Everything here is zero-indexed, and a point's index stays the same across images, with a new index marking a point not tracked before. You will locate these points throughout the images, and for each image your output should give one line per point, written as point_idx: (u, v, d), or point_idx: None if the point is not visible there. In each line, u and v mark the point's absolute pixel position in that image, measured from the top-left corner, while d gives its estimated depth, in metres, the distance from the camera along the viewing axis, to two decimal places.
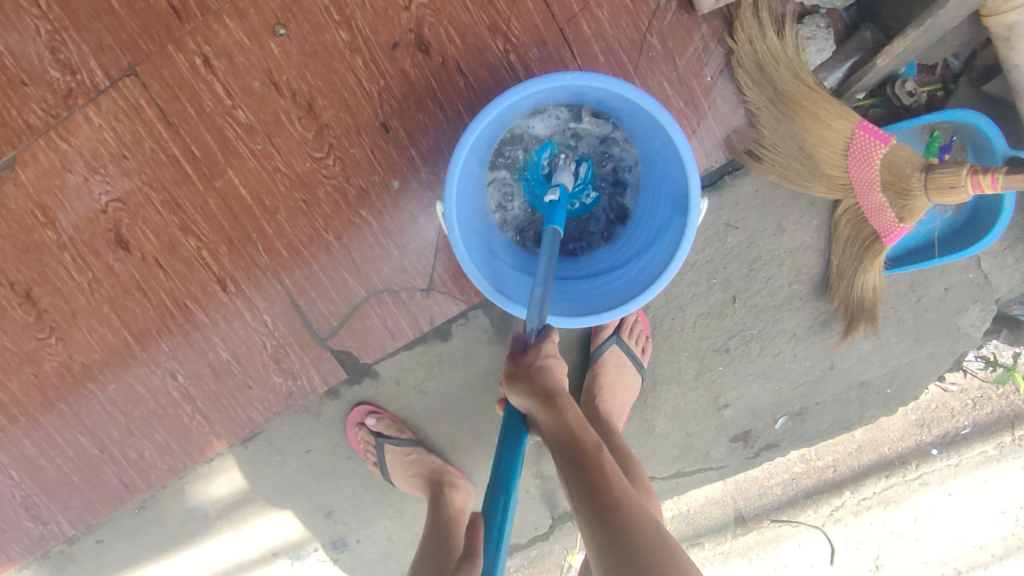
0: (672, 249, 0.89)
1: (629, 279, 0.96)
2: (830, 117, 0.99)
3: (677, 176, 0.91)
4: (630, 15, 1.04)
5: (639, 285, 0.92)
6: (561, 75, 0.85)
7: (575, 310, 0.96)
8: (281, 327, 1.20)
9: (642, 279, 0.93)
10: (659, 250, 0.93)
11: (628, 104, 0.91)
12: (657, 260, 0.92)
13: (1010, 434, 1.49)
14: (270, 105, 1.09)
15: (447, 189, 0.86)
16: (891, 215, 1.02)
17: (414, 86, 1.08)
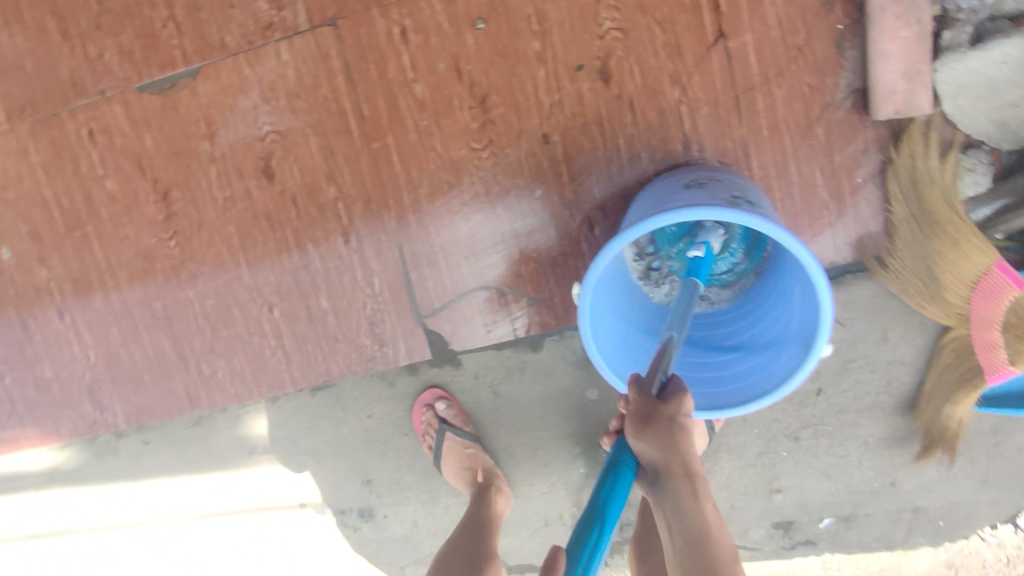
0: (777, 373, 0.94)
1: (730, 372, 1.01)
2: (968, 250, 1.02)
3: (802, 308, 0.93)
4: (805, 101, 1.09)
5: (734, 392, 0.97)
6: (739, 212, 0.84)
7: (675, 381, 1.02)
8: (386, 292, 1.24)
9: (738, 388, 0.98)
10: (763, 366, 0.97)
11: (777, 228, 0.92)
12: (757, 376, 0.96)
13: None
14: (447, 89, 1.15)
15: (587, 278, 0.90)
16: (1003, 355, 1.04)
17: (585, 108, 1.13)
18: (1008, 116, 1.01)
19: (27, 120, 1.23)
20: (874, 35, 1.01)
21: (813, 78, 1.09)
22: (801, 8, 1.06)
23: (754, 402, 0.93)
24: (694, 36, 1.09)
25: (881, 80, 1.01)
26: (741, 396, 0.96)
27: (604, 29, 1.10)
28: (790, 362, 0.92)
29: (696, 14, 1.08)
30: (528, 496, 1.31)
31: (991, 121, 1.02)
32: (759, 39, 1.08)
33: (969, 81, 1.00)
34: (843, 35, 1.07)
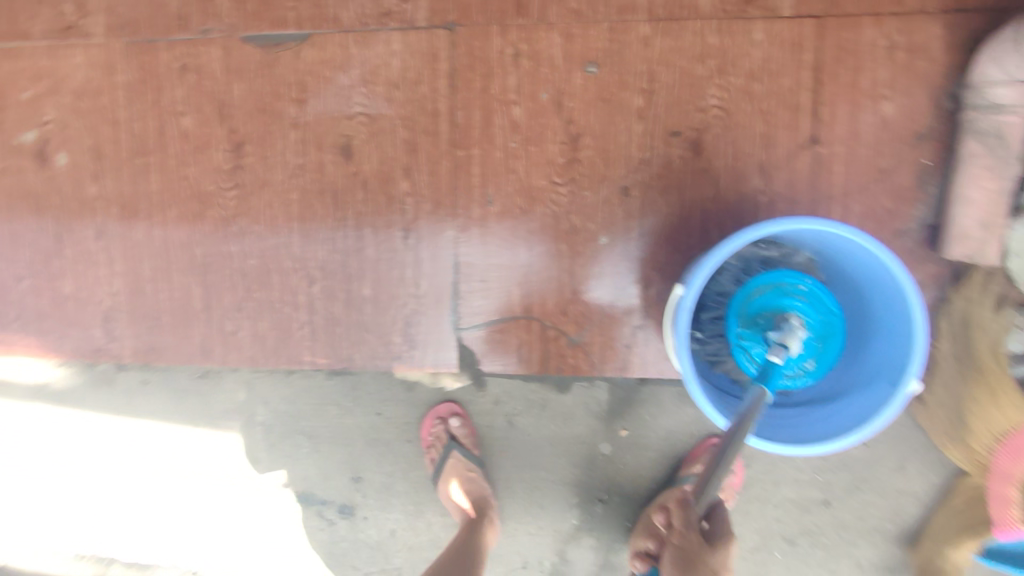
0: (862, 415, 0.92)
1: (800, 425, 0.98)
2: (1004, 402, 1.05)
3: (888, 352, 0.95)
4: (878, 222, 1.13)
5: (821, 433, 0.94)
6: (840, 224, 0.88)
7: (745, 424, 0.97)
8: (431, 298, 1.24)
9: (825, 429, 0.95)
10: (851, 408, 0.95)
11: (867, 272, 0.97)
12: (846, 417, 0.94)
13: None
14: (544, 119, 1.17)
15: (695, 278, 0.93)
16: (1014, 512, 1.07)
17: (671, 173, 1.16)
18: None
19: (124, 40, 1.23)
20: (960, 179, 1.05)
21: (891, 202, 1.12)
22: (894, 135, 1.11)
23: (850, 436, 0.90)
24: (789, 133, 1.13)
25: (957, 222, 1.06)
26: (832, 434, 0.92)
27: (707, 104, 1.13)
28: (884, 397, 0.91)
29: (796, 114, 1.12)
30: (513, 534, 1.30)
31: None
32: (849, 152, 1.12)
33: None
34: (928, 169, 1.11)
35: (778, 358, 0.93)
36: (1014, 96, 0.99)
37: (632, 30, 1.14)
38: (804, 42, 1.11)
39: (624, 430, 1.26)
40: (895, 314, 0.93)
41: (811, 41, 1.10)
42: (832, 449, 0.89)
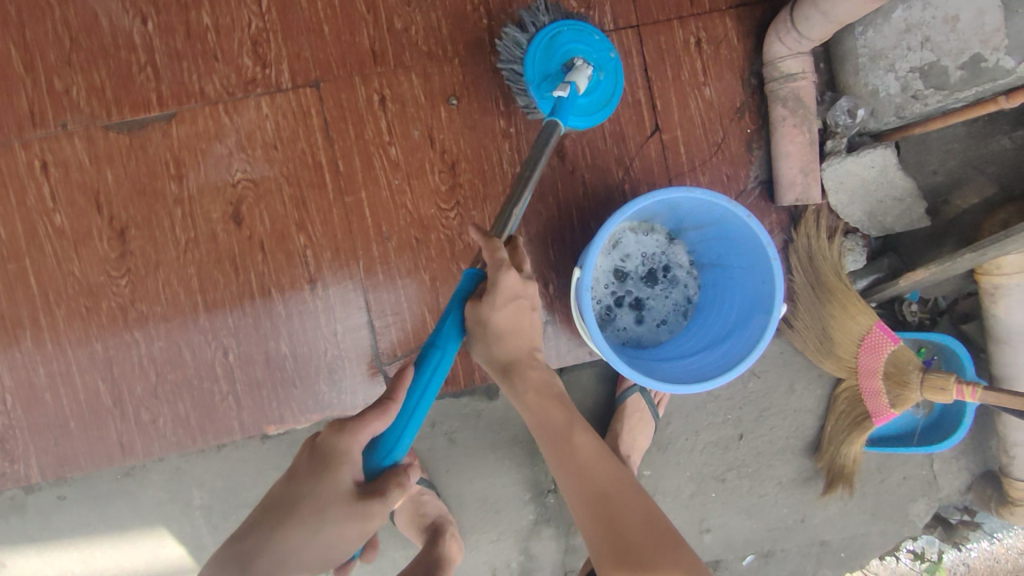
0: (749, 344, 1.08)
1: (704, 367, 1.12)
2: (854, 310, 1.25)
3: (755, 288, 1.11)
4: (724, 188, 1.31)
5: (721, 369, 1.08)
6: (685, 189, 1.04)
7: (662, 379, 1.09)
8: (349, 339, 1.28)
9: (721, 364, 1.10)
10: (736, 342, 1.11)
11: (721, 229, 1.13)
12: (737, 349, 1.09)
13: None
14: (420, 153, 1.26)
15: (587, 260, 1.05)
16: (886, 400, 1.26)
17: (544, 181, 1.29)
18: (875, 209, 1.27)
19: None
20: (777, 139, 1.26)
21: (730, 170, 1.31)
22: (719, 114, 1.30)
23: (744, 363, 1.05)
24: (635, 128, 1.29)
25: (784, 175, 1.26)
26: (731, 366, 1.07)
27: None
28: (761, 324, 1.07)
29: (637, 110, 1.29)
30: (477, 545, 1.35)
31: (863, 212, 1.28)
32: (687, 135, 1.30)
33: (847, 179, 1.25)
34: (752, 137, 1.31)
35: (563, 93, 1.07)
36: (800, 66, 1.21)
37: (483, 61, 1.26)
38: (629, 49, 1.28)
39: None
40: (751, 252, 1.09)
41: (634, 48, 1.28)
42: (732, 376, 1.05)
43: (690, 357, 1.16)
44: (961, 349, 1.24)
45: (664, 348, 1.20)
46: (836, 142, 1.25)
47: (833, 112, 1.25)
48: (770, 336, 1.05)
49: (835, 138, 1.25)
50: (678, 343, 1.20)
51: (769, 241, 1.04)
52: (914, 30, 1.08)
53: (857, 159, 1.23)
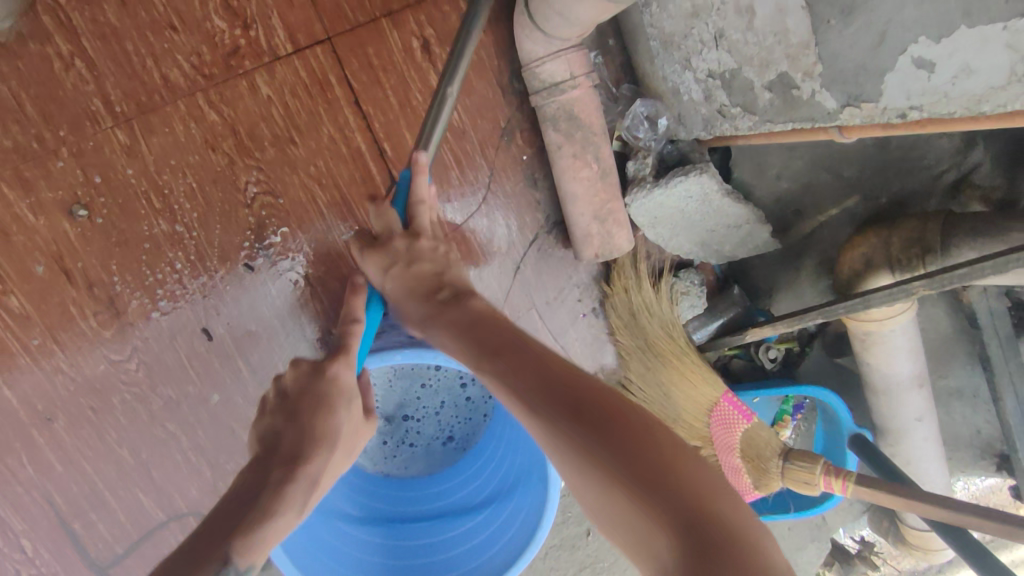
0: (529, 526, 0.77)
1: (479, 545, 0.82)
2: (695, 378, 0.96)
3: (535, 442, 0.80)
4: (507, 244, 0.95)
5: (500, 557, 0.79)
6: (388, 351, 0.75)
7: None
8: (45, 554, 0.94)
9: (496, 547, 0.80)
10: (515, 511, 0.81)
11: None
12: (517, 522, 0.80)
13: None
14: (57, 295, 0.86)
15: None
16: (747, 480, 0.97)
17: (250, 292, 0.91)
18: (707, 239, 0.94)
19: None
20: (558, 175, 0.88)
21: (511, 216, 0.94)
22: (478, 144, 0.90)
23: (522, 558, 0.76)
24: (363, 190, 0.91)
25: (575, 222, 0.89)
26: (507, 557, 0.78)
27: (248, 194, 0.88)
28: (540, 499, 0.77)
29: (358, 164, 0.90)
30: None
31: (693, 243, 0.95)
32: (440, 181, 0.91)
33: (662, 213, 0.90)
34: (530, 167, 0.93)
35: None
36: (564, 69, 0.81)
37: (109, 142, 0.84)
38: (324, 77, 0.87)
39: None
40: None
41: (332, 74, 0.87)
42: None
43: (466, 515, 0.86)
44: (836, 399, 0.96)
45: (449, 490, 0.90)
46: (639, 163, 0.89)
47: (627, 121, 0.87)
48: (550, 517, 0.75)
49: (637, 159, 0.89)
50: (466, 482, 0.90)
51: None
52: (701, 15, 0.68)
53: (666, 191, 0.86)
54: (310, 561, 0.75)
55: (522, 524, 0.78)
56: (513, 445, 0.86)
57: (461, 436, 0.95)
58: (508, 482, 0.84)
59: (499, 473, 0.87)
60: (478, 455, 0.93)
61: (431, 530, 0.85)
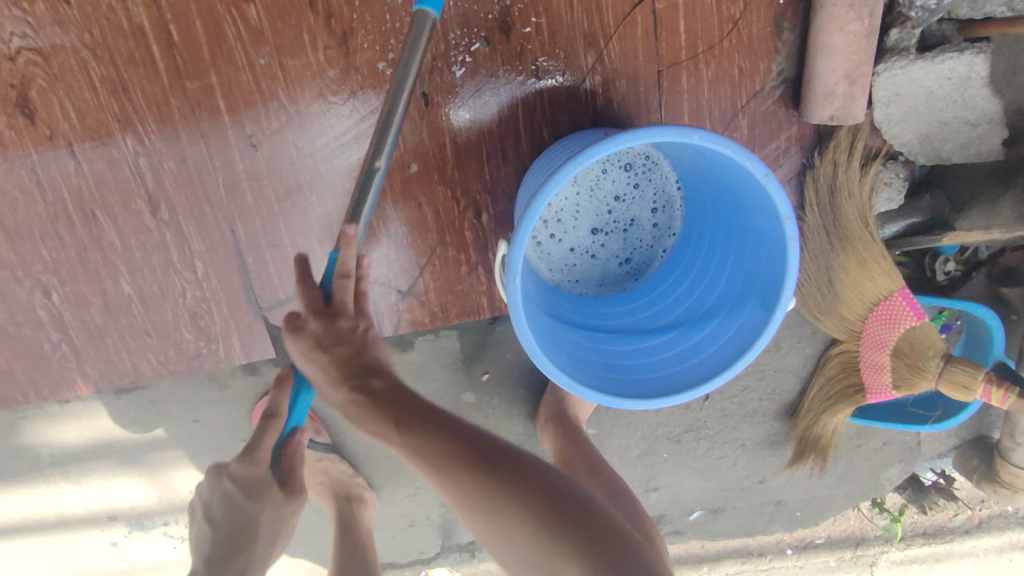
0: (740, 342, 0.76)
1: (672, 357, 0.82)
2: (874, 268, 0.96)
3: (754, 265, 0.78)
4: (731, 88, 0.93)
5: (698, 370, 0.79)
6: (687, 129, 0.67)
7: (617, 380, 0.79)
8: (214, 278, 0.96)
9: (693, 363, 0.80)
10: (721, 329, 0.80)
11: (716, 174, 0.80)
12: (717, 343, 0.79)
13: (895, 547, 1.58)
14: (295, 17, 0.84)
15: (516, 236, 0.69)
16: (888, 378, 1.00)
17: (477, 64, 0.89)
18: (933, 132, 0.91)
19: None
20: (820, 23, 0.86)
21: (745, 59, 0.92)
22: None
23: (726, 370, 0.76)
24: None
25: (821, 77, 0.87)
26: (702, 371, 0.78)
27: None
28: (756, 321, 0.76)
29: None
30: (393, 498, 1.18)
31: (918, 135, 0.92)
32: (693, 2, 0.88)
33: (908, 90, 0.89)
34: (783, 13, 0.90)
35: None
36: None
37: None
38: None
39: (486, 373, 1.09)
40: (757, 219, 0.76)
41: None
42: (707, 388, 0.76)
43: (656, 332, 0.87)
44: (997, 321, 0.98)
45: (620, 314, 0.92)
46: (903, 33, 0.87)
47: None
48: (769, 336, 0.74)
49: (903, 27, 0.87)
50: (642, 307, 0.92)
51: (788, 216, 0.70)
52: None
53: (929, 65, 0.87)
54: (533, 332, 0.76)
55: (726, 343, 0.78)
56: (716, 274, 0.85)
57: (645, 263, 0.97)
58: (705, 306, 0.84)
59: (692, 296, 0.87)
60: (659, 278, 0.95)
61: (615, 338, 0.87)
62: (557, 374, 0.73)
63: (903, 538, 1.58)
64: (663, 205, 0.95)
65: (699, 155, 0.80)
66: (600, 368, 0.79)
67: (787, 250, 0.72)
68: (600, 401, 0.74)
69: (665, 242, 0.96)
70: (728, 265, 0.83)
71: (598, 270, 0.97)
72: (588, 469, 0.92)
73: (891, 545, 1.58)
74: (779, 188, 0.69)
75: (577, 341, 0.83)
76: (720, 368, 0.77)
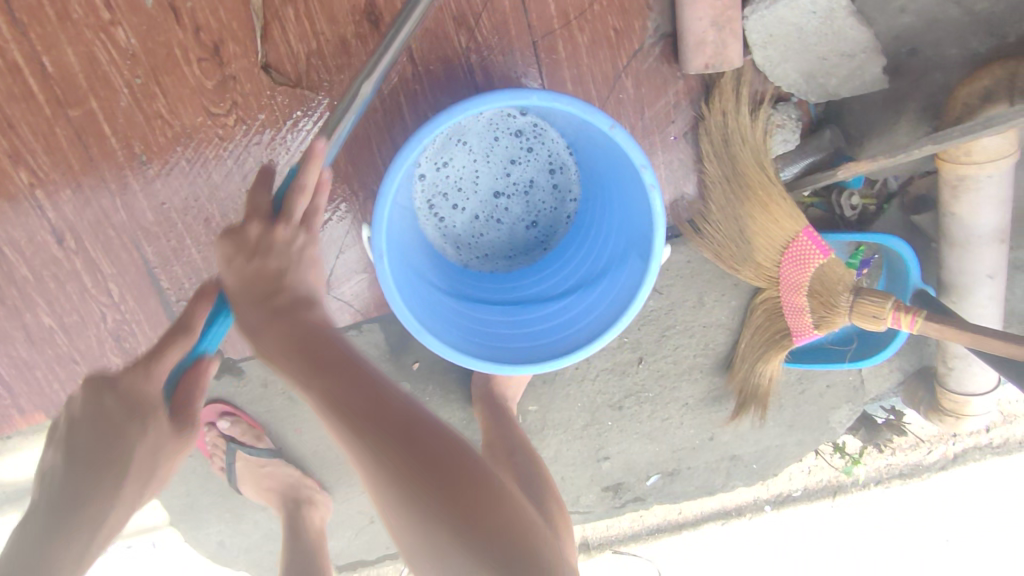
0: (624, 297, 0.78)
1: (567, 322, 0.83)
2: (776, 211, 0.96)
3: (631, 218, 0.80)
4: (610, 50, 0.94)
5: (590, 328, 0.80)
6: (524, 92, 0.73)
7: (511, 350, 0.80)
8: (130, 299, 0.98)
9: (585, 324, 0.81)
10: (609, 288, 0.82)
11: (586, 133, 0.81)
12: (605, 302, 0.81)
13: (872, 489, 1.58)
14: (164, 34, 0.86)
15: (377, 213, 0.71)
16: (809, 319, 1.00)
17: (353, 59, 0.90)
18: (815, 69, 0.92)
19: None
20: None
21: (619, 20, 0.93)
22: None
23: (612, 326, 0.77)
24: None
25: (690, 28, 0.88)
26: (594, 330, 0.80)
27: None
28: (636, 274, 0.77)
29: None
30: (348, 496, 1.19)
31: (800, 73, 0.93)
32: None
33: (780, 30, 0.90)
34: None
35: None
36: None
37: None
38: None
39: (417, 361, 1.11)
40: (625, 173, 0.77)
41: None
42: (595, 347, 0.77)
43: (556, 300, 0.88)
44: (908, 251, 0.98)
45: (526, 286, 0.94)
46: None
47: None
48: (647, 286, 0.76)
49: None
50: (547, 278, 0.94)
51: (644, 165, 0.72)
52: None
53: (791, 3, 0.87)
54: (419, 309, 0.77)
55: (612, 299, 0.79)
56: (606, 235, 0.86)
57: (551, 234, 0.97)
58: (597, 268, 0.86)
59: (587, 261, 0.88)
60: (563, 247, 0.96)
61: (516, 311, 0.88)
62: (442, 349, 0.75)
63: (880, 480, 1.58)
64: (558, 172, 0.94)
65: (566, 117, 0.82)
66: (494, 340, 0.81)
67: (650, 200, 0.74)
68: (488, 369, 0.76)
69: (566, 210, 0.96)
70: (614, 223, 0.84)
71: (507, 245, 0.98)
72: (505, 452, 0.98)
73: (868, 488, 1.58)
74: (628, 138, 0.72)
75: (473, 318, 0.85)
76: (607, 325, 0.78)
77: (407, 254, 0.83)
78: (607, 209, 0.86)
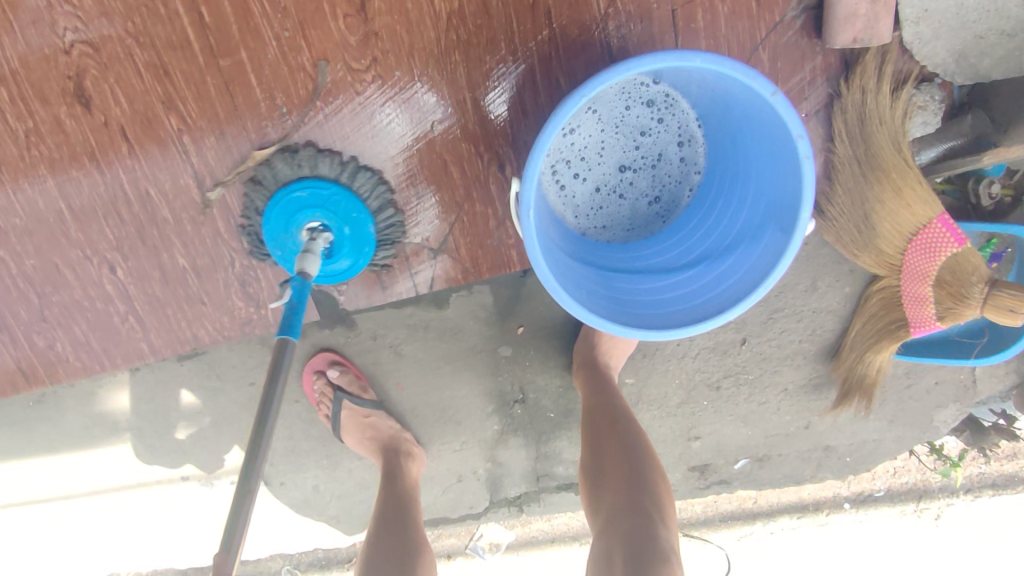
0: (762, 268, 0.77)
1: (698, 292, 0.83)
2: (911, 197, 0.93)
3: (773, 189, 0.78)
4: (752, 21, 0.91)
5: (722, 298, 0.80)
6: (687, 54, 0.69)
7: (643, 317, 0.80)
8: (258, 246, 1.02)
9: (718, 294, 0.81)
10: (743, 259, 0.81)
11: (731, 101, 0.79)
12: (741, 273, 0.80)
13: (961, 497, 1.53)
14: None
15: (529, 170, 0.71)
16: (931, 310, 0.98)
17: (493, 20, 0.90)
18: (969, 48, 0.88)
19: None
20: None
21: None
22: None
23: (749, 296, 0.77)
24: None
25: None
26: (728, 299, 0.79)
27: None
28: (776, 246, 0.76)
29: None
30: (441, 454, 1.23)
31: (952, 52, 0.89)
32: None
33: (937, 5, 0.86)
34: None
35: None
36: None
37: None
38: None
39: (521, 326, 1.13)
40: (774, 141, 0.75)
41: None
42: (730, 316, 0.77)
43: (683, 270, 0.88)
44: None
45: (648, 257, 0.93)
46: None
47: None
48: (790, 257, 0.75)
49: None
50: (668, 248, 0.93)
51: (801, 134, 0.70)
52: None
53: None
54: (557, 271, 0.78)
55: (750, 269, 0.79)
56: (739, 205, 0.85)
57: (672, 204, 0.96)
58: (729, 239, 0.85)
59: (716, 231, 0.88)
60: (686, 218, 0.95)
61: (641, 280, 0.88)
62: (582, 311, 0.75)
63: (970, 488, 1.53)
64: (686, 143, 0.93)
65: (710, 85, 0.80)
66: (624, 307, 0.81)
67: (802, 169, 0.72)
68: (624, 334, 0.76)
69: (691, 180, 0.95)
70: (751, 194, 0.83)
71: (627, 215, 0.97)
72: (608, 419, 0.99)
73: (956, 495, 1.53)
74: (788, 107, 0.69)
75: (601, 285, 0.85)
76: (743, 295, 0.78)
77: (540, 214, 0.84)
78: (742, 179, 0.85)
